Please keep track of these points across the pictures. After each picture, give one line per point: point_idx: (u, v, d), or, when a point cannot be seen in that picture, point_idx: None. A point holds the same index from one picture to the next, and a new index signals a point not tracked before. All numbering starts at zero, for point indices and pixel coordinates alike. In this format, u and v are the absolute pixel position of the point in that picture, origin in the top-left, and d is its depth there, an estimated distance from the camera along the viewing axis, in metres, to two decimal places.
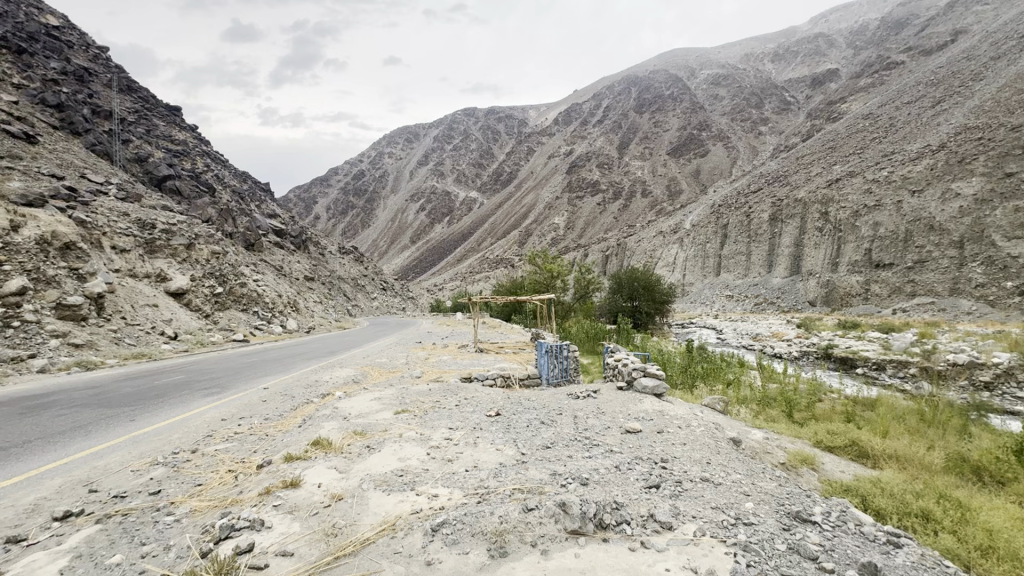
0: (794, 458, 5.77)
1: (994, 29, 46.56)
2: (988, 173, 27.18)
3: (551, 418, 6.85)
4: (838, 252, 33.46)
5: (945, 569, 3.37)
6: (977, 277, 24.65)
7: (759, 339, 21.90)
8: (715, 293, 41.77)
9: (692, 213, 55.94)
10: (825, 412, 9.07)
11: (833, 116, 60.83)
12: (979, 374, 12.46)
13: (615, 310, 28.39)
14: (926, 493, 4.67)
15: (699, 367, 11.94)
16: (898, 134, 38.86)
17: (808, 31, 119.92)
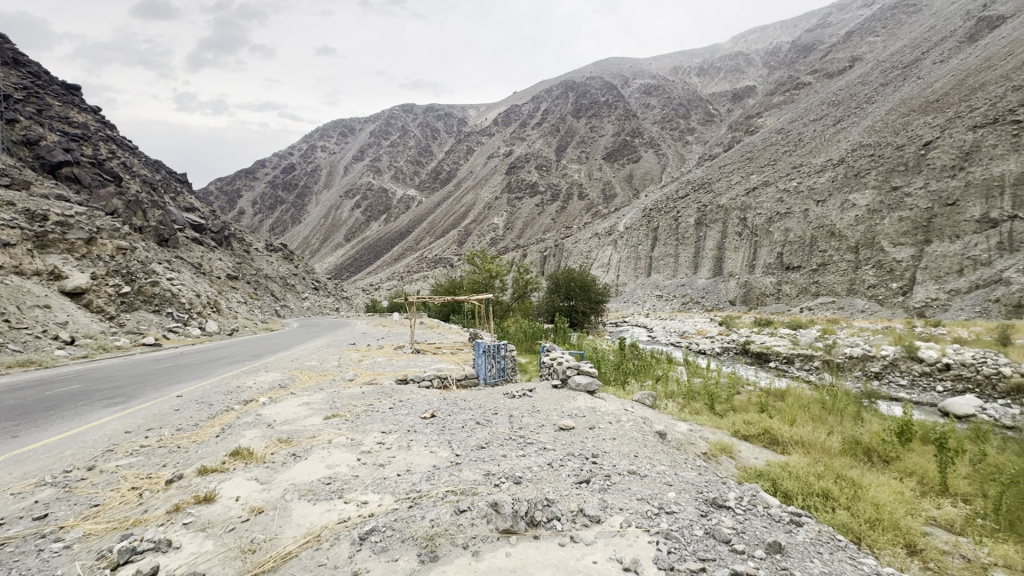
0: (714, 448, 6.17)
1: (883, 59, 52.41)
2: (878, 186, 30.51)
3: (487, 417, 6.87)
4: (754, 255, 36.16)
5: (839, 543, 3.73)
6: (870, 278, 27.57)
7: (686, 336, 23.19)
8: (647, 293, 43.73)
9: (625, 216, 58.22)
10: (741, 404, 9.82)
11: (750, 129, 65.75)
12: (870, 365, 13.99)
13: (552, 310, 28.94)
14: (826, 474, 5.16)
15: (631, 364, 12.48)
16: (805, 148, 42.67)
17: (730, 49, 128.66)
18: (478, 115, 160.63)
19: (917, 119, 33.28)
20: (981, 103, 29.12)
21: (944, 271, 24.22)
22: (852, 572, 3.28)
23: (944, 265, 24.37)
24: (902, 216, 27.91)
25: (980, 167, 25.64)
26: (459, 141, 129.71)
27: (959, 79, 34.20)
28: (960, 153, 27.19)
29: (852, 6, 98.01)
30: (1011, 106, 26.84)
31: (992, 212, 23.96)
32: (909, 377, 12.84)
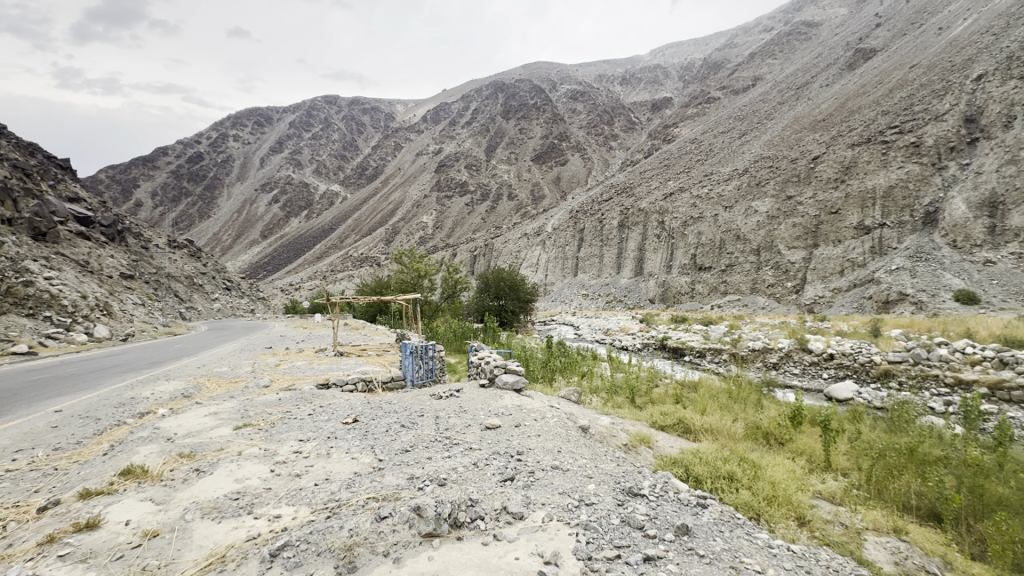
0: (634, 439, 6.49)
1: (780, 80, 57.97)
2: (776, 195, 33.72)
3: (412, 420, 6.72)
4: (671, 256, 38.55)
5: (738, 520, 4.07)
6: (769, 278, 30.38)
7: (610, 334, 24.21)
8: (574, 292, 45.05)
9: (553, 217, 59.62)
10: (659, 396, 10.40)
11: (668, 138, 69.97)
12: (769, 356, 15.44)
13: (482, 309, 28.97)
14: (731, 458, 5.62)
15: (557, 360, 12.81)
16: (715, 158, 46.14)
17: (649, 61, 135.92)
18: (406, 111, 156.91)
19: (807, 136, 37.24)
20: (858, 125, 33.15)
21: (829, 271, 27.34)
22: (749, 546, 3.59)
23: (829, 266, 27.57)
24: (795, 223, 31.06)
25: (857, 180, 29.19)
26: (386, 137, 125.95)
27: (840, 102, 38.67)
28: (842, 167, 30.79)
29: (754, 30, 107.35)
30: (881, 128, 30.84)
31: (866, 221, 27.43)
32: (801, 366, 14.33)
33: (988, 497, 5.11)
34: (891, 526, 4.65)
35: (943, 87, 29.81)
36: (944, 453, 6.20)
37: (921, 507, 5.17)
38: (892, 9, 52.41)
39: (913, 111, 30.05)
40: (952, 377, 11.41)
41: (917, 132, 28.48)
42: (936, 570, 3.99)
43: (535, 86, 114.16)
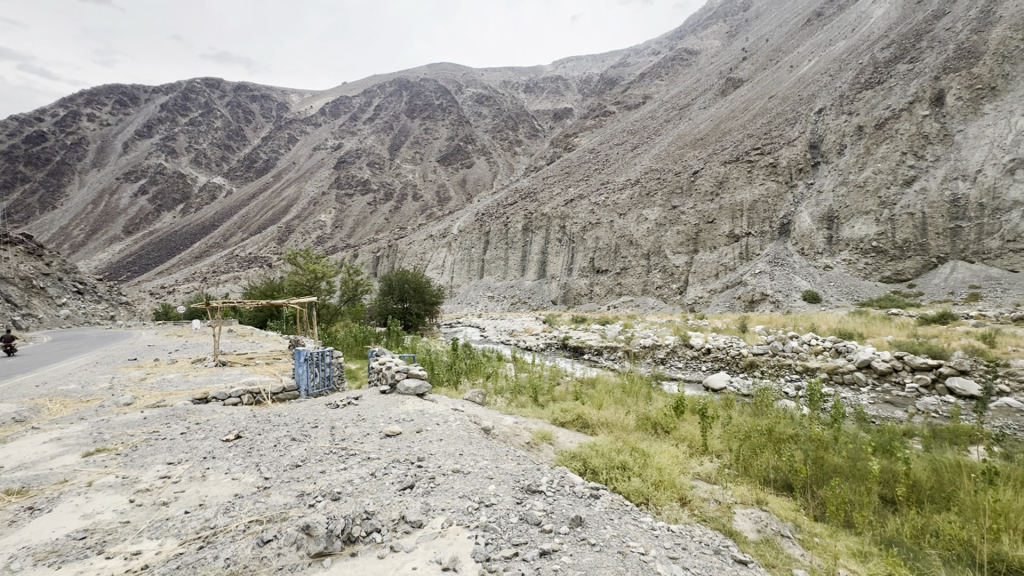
0: (537, 436, 6.69)
1: (666, 100, 63.55)
2: (663, 205, 36.80)
3: (304, 432, 6.27)
4: (572, 259, 40.45)
5: (626, 507, 4.36)
6: (658, 281, 33.09)
7: (515, 334, 24.74)
8: (479, 294, 45.20)
9: (459, 219, 59.38)
10: (560, 394, 10.83)
11: (569, 147, 73.22)
12: (657, 352, 16.81)
13: (385, 312, 27.92)
14: (624, 449, 6.01)
15: (461, 362, 12.79)
16: (611, 168, 49.19)
17: (551, 71, 141.25)
18: (301, 101, 146.74)
19: (688, 152, 41.26)
20: (729, 145, 37.43)
21: (707, 274, 30.49)
22: (635, 531, 3.86)
23: (706, 269, 30.73)
24: (679, 230, 34.14)
25: (729, 194, 32.92)
26: (277, 128, 116.69)
27: (715, 124, 43.40)
28: (716, 182, 34.50)
29: (643, 51, 116.48)
30: (747, 149, 35.11)
31: (736, 230, 31.04)
32: (684, 360, 15.78)
33: (828, 466, 6.03)
34: (754, 498, 5.28)
35: (794, 116, 34.76)
36: (795, 431, 7.20)
37: (777, 479, 5.98)
38: (755, 45, 60.11)
39: (771, 136, 34.65)
40: (801, 365, 13.33)
41: (775, 154, 32.87)
42: (789, 533, 4.62)
43: (440, 87, 113.07)
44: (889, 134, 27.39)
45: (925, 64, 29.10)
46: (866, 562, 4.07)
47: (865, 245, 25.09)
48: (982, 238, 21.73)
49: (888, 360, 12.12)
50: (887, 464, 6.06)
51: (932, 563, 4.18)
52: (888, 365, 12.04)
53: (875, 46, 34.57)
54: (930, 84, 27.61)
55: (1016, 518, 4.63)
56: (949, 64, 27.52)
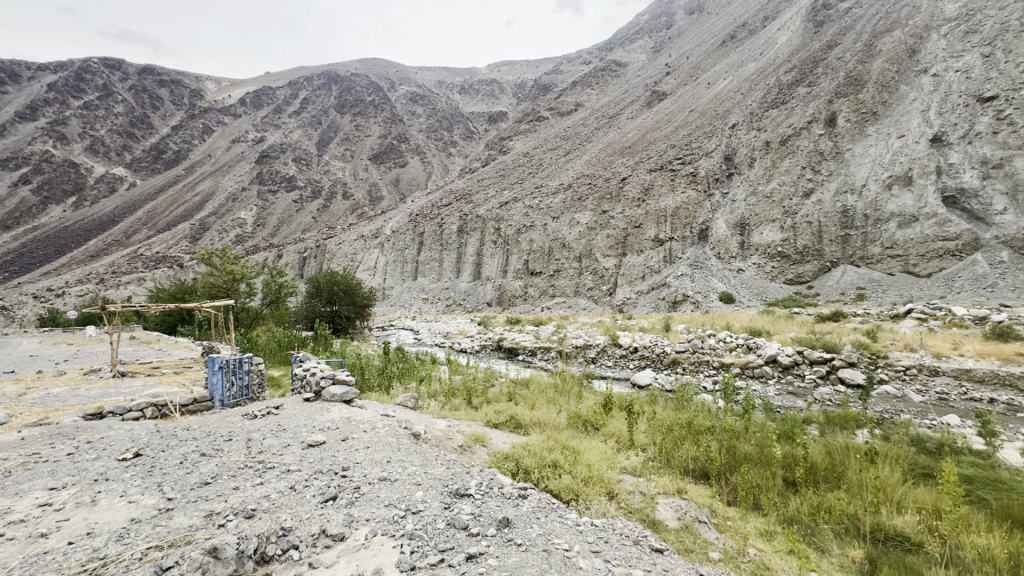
0: (469, 439, 6.65)
1: (596, 108, 65.85)
2: (594, 209, 38.05)
3: (216, 446, 5.81)
4: (507, 261, 40.78)
5: (553, 505, 4.44)
6: (589, 283, 34.16)
7: (450, 337, 24.47)
8: (413, 296, 44.23)
9: (392, 220, 57.88)
10: (494, 395, 10.86)
11: (503, 150, 73.80)
12: (588, 351, 17.35)
13: (313, 316, 26.53)
14: (555, 447, 6.12)
15: (393, 365, 12.45)
16: (544, 172, 50.16)
17: (485, 74, 141.67)
18: (217, 89, 136.22)
19: (617, 159, 43.08)
20: (654, 154, 39.48)
21: (634, 276, 31.97)
22: (561, 528, 3.95)
23: (634, 272, 32.21)
24: (609, 234, 35.46)
25: (654, 201, 34.72)
26: (189, 117, 107.41)
27: (641, 133, 45.66)
28: (643, 189, 36.25)
29: (575, 60, 120.26)
30: (670, 158, 37.21)
31: (661, 234, 32.80)
32: (613, 359, 16.40)
33: (738, 453, 6.53)
34: (676, 487, 5.59)
35: (711, 130, 37.33)
36: (711, 423, 7.72)
37: (695, 469, 6.39)
38: (677, 62, 63.98)
39: (692, 147, 36.99)
40: (718, 361, 14.28)
41: (695, 164, 35.10)
42: (706, 518, 4.93)
43: (372, 82, 109.71)
44: (791, 150, 30.23)
45: (821, 88, 32.44)
46: (771, 540, 4.43)
47: (772, 250, 27.47)
48: (866, 245, 24.62)
49: (791, 355, 13.33)
50: (789, 449, 6.63)
51: (825, 536, 4.66)
52: (791, 359, 13.25)
53: (780, 69, 38.01)
54: (825, 106, 30.84)
55: (892, 492, 5.28)
56: (840, 89, 30.93)
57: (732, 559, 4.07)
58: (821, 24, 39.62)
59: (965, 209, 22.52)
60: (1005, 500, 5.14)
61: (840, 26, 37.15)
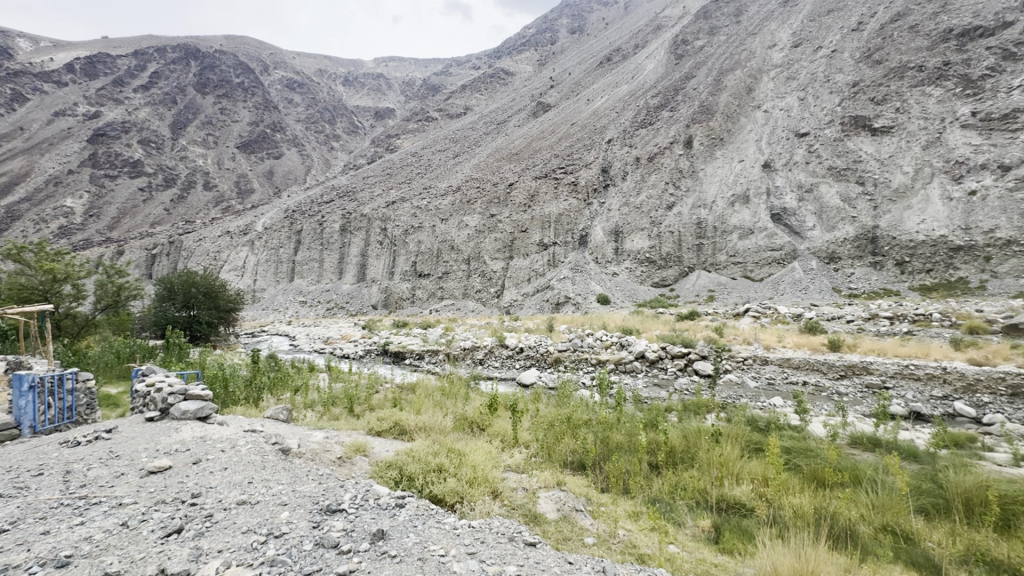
0: (350, 449, 6.29)
1: (485, 114, 66.82)
2: (482, 212, 38.56)
3: (20, 485, 4.73)
4: (393, 263, 39.48)
5: (431, 511, 4.39)
6: (477, 285, 34.49)
7: (330, 342, 22.91)
8: (288, 299, 40.66)
9: (264, 215, 52.77)
10: (378, 401, 10.41)
11: (390, 148, 71.54)
12: (476, 353, 17.47)
13: (164, 321, 23.01)
14: (440, 451, 6.02)
15: (262, 374, 11.30)
16: (433, 173, 49.62)
17: (371, 68, 136.27)
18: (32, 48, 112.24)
19: (504, 164, 44.19)
20: (539, 162, 41.22)
21: (521, 279, 33.04)
22: (438, 533, 3.91)
23: (520, 274, 33.29)
24: (496, 237, 36.15)
25: (539, 207, 36.21)
26: None
27: (528, 141, 47.45)
28: (528, 195, 37.62)
29: (464, 64, 121.11)
30: (553, 167, 39.12)
31: (545, 239, 34.30)
32: (501, 360, 16.72)
33: (611, 443, 7.06)
34: (556, 480, 5.85)
35: (590, 143, 40.00)
36: (588, 417, 8.25)
37: (573, 460, 6.78)
38: (560, 76, 67.71)
39: (573, 158, 39.31)
40: (594, 359, 15.31)
41: (575, 174, 37.33)
42: (583, 507, 5.22)
43: (239, 62, 98.89)
44: (657, 166, 33.71)
45: (680, 113, 36.60)
46: (637, 520, 4.87)
47: (641, 255, 30.27)
48: (715, 253, 28.32)
49: (656, 350, 14.79)
50: (653, 436, 7.34)
51: (680, 511, 5.22)
52: (656, 354, 14.70)
53: (648, 93, 42.11)
54: (683, 130, 34.86)
55: (733, 467, 6.12)
56: (695, 116, 35.21)
57: (605, 541, 4.38)
58: (681, 57, 44.82)
59: (787, 225, 27.05)
60: (812, 464, 6.25)
61: (695, 60, 42.34)
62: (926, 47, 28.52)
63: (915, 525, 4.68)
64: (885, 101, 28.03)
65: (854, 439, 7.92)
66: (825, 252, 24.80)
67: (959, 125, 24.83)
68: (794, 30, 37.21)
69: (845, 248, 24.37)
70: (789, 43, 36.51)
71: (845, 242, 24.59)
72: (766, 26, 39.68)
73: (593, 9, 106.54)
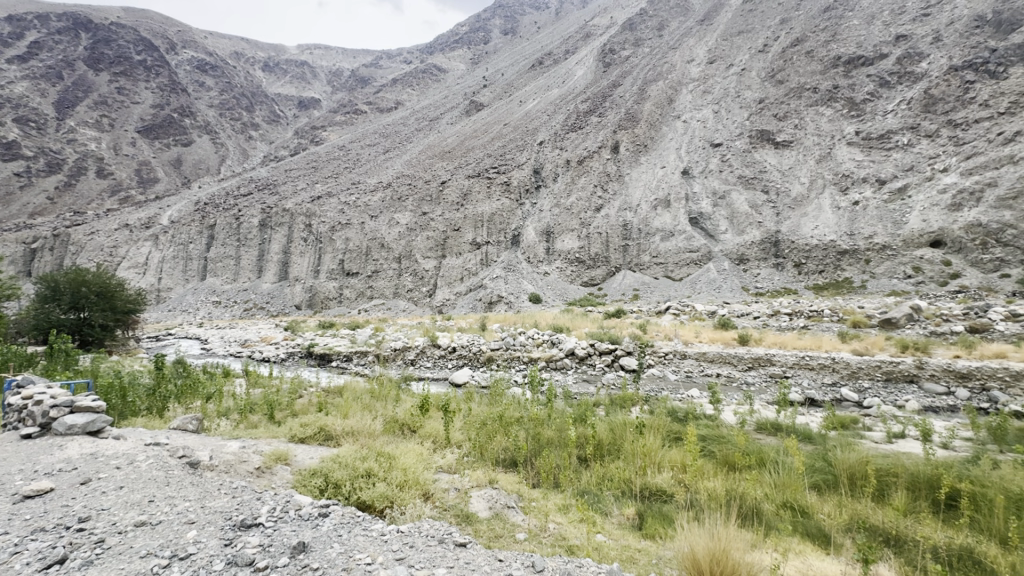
0: (269, 459, 5.89)
1: (417, 110, 65.43)
2: (414, 210, 37.80)
3: None
4: (319, 260, 37.58)
5: (358, 518, 4.22)
6: (409, 284, 33.72)
7: (248, 345, 21.34)
8: (199, 299, 37.41)
9: (171, 207, 48.19)
10: (302, 406, 9.86)
11: (315, 140, 68.04)
12: (407, 353, 17.04)
13: (47, 325, 20.27)
14: (369, 455, 5.80)
15: (167, 380, 10.27)
16: (362, 168, 47.91)
17: (294, 54, 128.79)
18: None
19: (437, 162, 43.61)
20: (471, 161, 41.09)
21: (454, 278, 32.77)
22: (364, 541, 3.78)
23: (453, 274, 33.01)
24: (428, 235, 35.57)
25: (472, 206, 36.11)
26: None
27: (460, 140, 47.15)
28: (461, 193, 37.41)
29: (395, 57, 117.96)
30: (486, 166, 39.18)
31: (478, 238, 34.25)
32: (433, 360, 16.47)
33: (542, 439, 7.21)
34: (488, 479, 5.86)
35: (523, 144, 40.44)
36: (520, 414, 8.36)
37: (505, 458, 6.84)
38: (493, 76, 67.90)
39: (505, 158, 39.57)
40: (526, 356, 15.49)
41: (508, 174, 37.62)
42: (514, 503, 5.27)
43: (141, 37, 89.48)
44: (586, 169, 34.88)
45: (608, 119, 38.11)
46: (566, 513, 5.00)
47: (571, 256, 31.10)
48: (640, 254, 29.77)
49: (585, 347, 15.25)
50: (582, 430, 7.57)
51: (607, 501, 5.43)
52: (585, 350, 15.15)
53: (578, 98, 43.40)
54: (611, 135, 36.31)
55: (655, 456, 6.46)
56: (622, 122, 36.81)
57: (536, 536, 4.46)
58: (608, 65, 46.64)
59: (703, 228, 29.00)
60: (724, 450, 6.76)
61: (622, 69, 44.24)
62: (819, 71, 31.83)
63: (810, 499, 5.20)
64: (786, 117, 30.96)
65: (759, 425, 8.67)
66: (736, 254, 26.88)
67: (846, 142, 27.98)
68: (709, 47, 40.02)
69: (753, 250, 26.57)
70: (705, 59, 39.21)
71: (752, 245, 26.81)
72: (685, 41, 42.33)
73: (525, 12, 108.04)
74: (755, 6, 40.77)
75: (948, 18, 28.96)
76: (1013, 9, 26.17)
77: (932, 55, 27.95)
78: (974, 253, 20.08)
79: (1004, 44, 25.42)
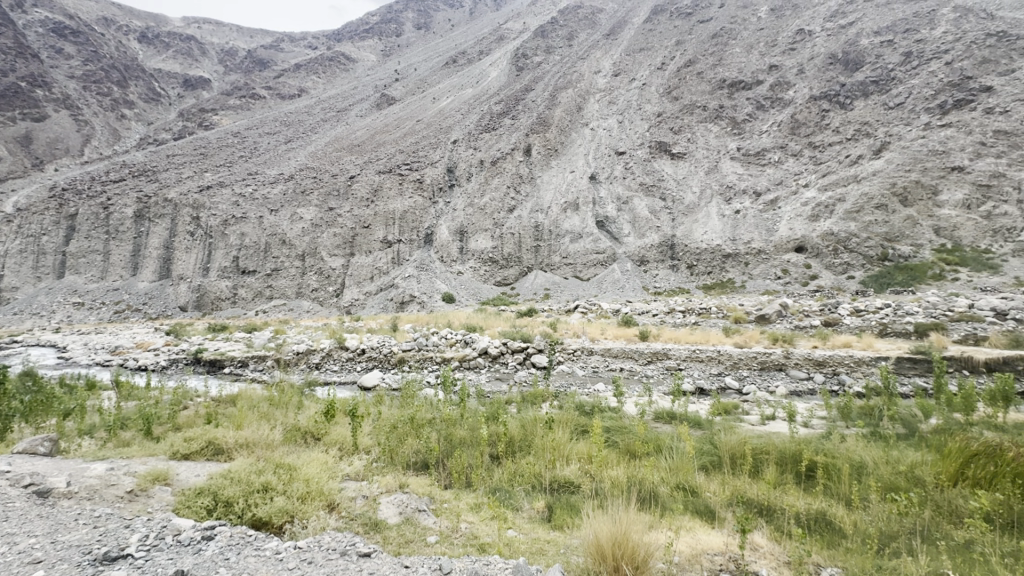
0: (145, 480, 5.20)
1: (322, 99, 61.76)
2: (319, 205, 35.71)
3: None
4: (208, 257, 34.03)
5: (248, 538, 3.89)
6: (314, 283, 31.76)
7: (119, 352, 18.70)
8: (56, 299, 32.13)
9: (17, 192, 40.86)
10: (186, 419, 8.84)
11: (203, 123, 61.44)
12: (312, 357, 16.00)
13: None
14: (266, 468, 5.36)
15: (10, 397, 8.66)
16: (260, 158, 44.23)
17: (179, 26, 115.27)
18: None
19: (345, 155, 41.58)
20: (382, 156, 39.68)
21: (363, 277, 31.46)
22: (256, 562, 3.49)
23: (362, 272, 31.67)
24: (335, 232, 33.77)
25: (383, 202, 34.91)
26: None
27: (370, 133, 45.35)
28: (371, 189, 36.01)
29: (298, 40, 110.34)
30: (397, 163, 38.08)
31: (389, 236, 33.18)
32: (340, 363, 15.64)
33: (454, 439, 7.16)
34: (398, 484, 5.67)
35: (435, 142, 39.87)
36: (431, 415, 8.22)
37: (416, 461, 6.69)
38: (405, 70, 66.13)
39: (418, 155, 38.76)
40: (439, 357, 15.27)
41: (421, 171, 36.85)
42: (425, 506, 5.17)
43: None
44: (500, 170, 35.24)
45: (520, 122, 38.88)
46: (477, 512, 5.01)
47: (485, 255, 31.23)
48: (550, 255, 30.75)
49: (498, 346, 15.39)
50: (493, 429, 7.63)
51: (518, 496, 5.51)
52: (498, 349, 15.29)
53: (492, 99, 43.73)
54: (523, 138, 37.08)
55: (563, 450, 6.70)
56: (534, 126, 37.75)
57: (448, 538, 4.41)
58: (521, 68, 47.56)
59: (608, 230, 30.68)
60: (626, 440, 7.20)
61: (534, 74, 45.36)
62: (708, 91, 35.08)
63: (699, 480, 5.70)
64: (680, 131, 33.77)
65: (657, 415, 9.35)
66: (638, 256, 28.79)
67: (729, 157, 31.18)
68: (614, 60, 42.41)
69: (652, 253, 28.60)
70: (610, 71, 41.52)
71: (652, 248, 28.83)
72: (592, 53, 44.45)
73: (439, 8, 106.62)
74: (654, 26, 43.94)
75: (809, 53, 33.44)
76: (857, 52, 30.96)
77: (797, 85, 32.14)
78: (828, 257, 23.37)
79: (850, 80, 29.94)
